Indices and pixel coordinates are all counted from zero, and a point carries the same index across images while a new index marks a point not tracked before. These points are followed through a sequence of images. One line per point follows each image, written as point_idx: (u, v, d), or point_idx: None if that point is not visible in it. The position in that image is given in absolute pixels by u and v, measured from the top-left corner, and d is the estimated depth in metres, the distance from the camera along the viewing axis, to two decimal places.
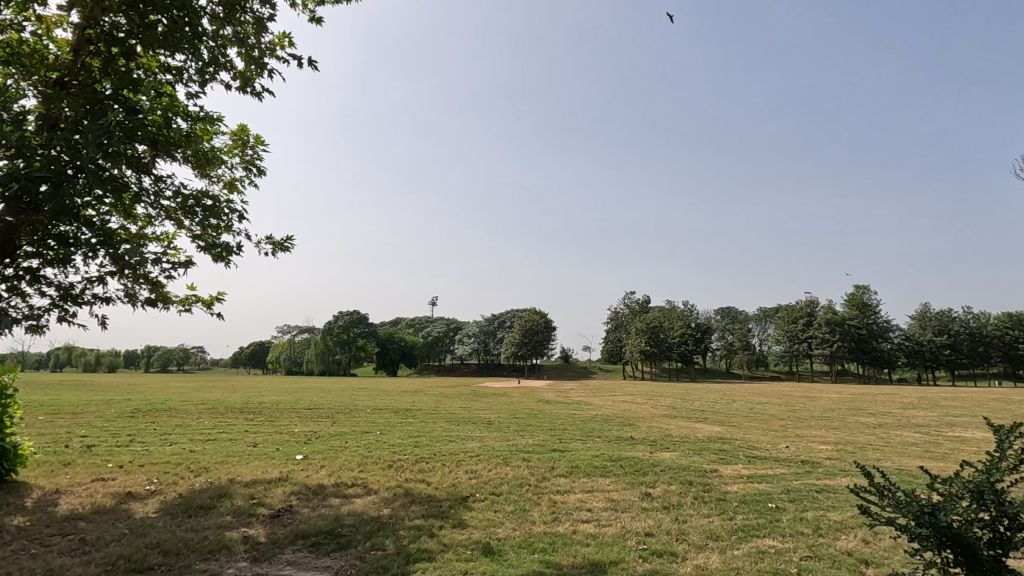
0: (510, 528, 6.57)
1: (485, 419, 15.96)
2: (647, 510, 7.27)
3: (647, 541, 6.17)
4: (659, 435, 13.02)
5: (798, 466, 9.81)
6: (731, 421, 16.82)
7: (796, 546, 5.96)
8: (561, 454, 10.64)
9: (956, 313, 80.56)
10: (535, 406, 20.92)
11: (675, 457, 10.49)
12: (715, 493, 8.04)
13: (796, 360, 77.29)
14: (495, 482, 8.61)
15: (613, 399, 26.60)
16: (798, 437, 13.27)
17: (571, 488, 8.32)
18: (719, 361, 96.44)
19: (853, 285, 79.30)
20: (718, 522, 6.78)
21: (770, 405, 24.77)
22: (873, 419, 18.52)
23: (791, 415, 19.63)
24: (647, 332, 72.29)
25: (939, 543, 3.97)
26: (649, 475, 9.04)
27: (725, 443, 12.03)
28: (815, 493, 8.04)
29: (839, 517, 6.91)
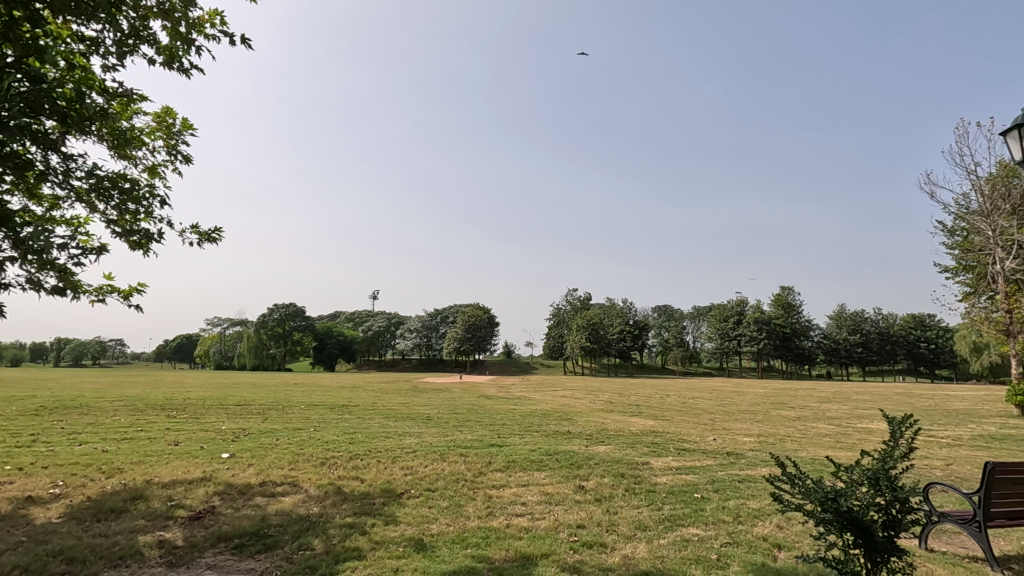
0: (444, 524, 6.55)
1: (424, 414, 15.81)
2: (579, 503, 7.44)
3: (578, 533, 6.31)
4: (595, 429, 13.33)
5: (723, 457, 10.31)
6: (663, 415, 17.49)
7: (717, 533, 6.26)
8: (499, 449, 10.70)
9: (869, 314, 86.92)
10: (475, 402, 20.91)
11: (610, 451, 10.78)
12: (645, 485, 8.33)
13: (725, 357, 81.28)
14: (430, 478, 8.56)
15: (552, 395, 26.99)
16: (725, 430, 13.96)
17: (507, 483, 8.40)
18: (656, 358, 100.00)
19: (779, 286, 84.07)
20: (646, 513, 7.02)
21: (701, 400, 25.87)
22: (792, 413, 19.71)
23: (720, 409, 20.61)
24: (588, 328, 73.80)
25: (841, 526, 4.27)
26: (583, 468, 9.25)
27: (657, 436, 12.45)
28: (736, 483, 8.49)
29: (757, 505, 7.33)
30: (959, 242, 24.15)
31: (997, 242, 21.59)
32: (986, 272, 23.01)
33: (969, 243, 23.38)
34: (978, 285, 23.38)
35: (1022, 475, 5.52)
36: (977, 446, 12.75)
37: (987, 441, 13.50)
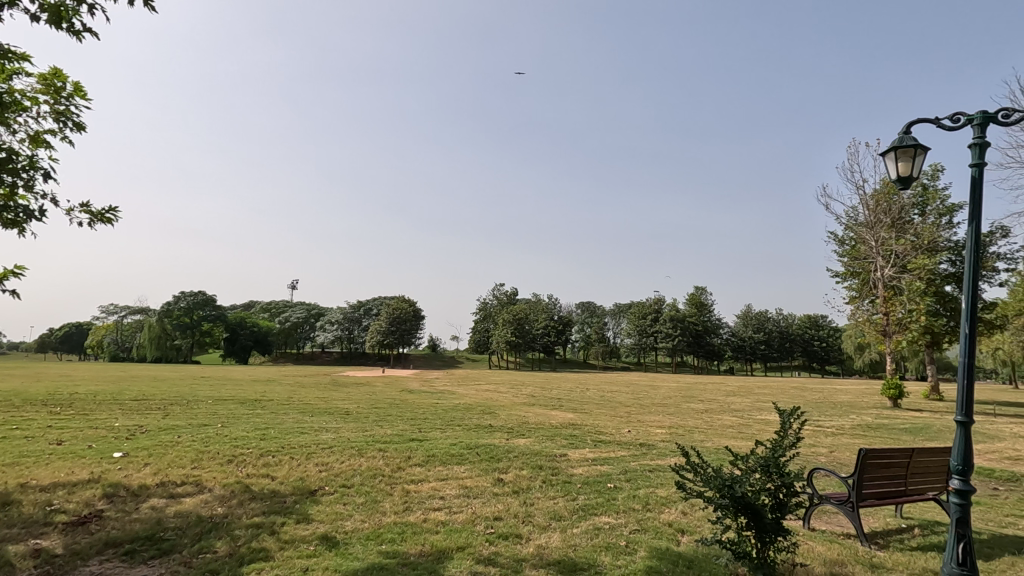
0: (359, 520, 6.40)
1: (343, 409, 15.36)
2: (498, 495, 7.52)
3: (495, 525, 6.38)
4: (516, 423, 13.52)
5: (636, 448, 10.80)
6: (583, 408, 18.06)
7: (627, 521, 6.55)
8: (419, 443, 10.60)
9: (771, 313, 93.98)
10: (397, 396, 20.57)
11: (530, 444, 10.98)
12: (561, 476, 8.57)
13: (643, 353, 84.98)
14: (347, 474, 8.32)
15: (476, 389, 27.07)
16: (639, 422, 14.64)
17: (426, 477, 8.34)
18: (578, 353, 102.82)
19: (694, 287, 88.96)
20: (562, 503, 7.22)
21: (618, 394, 26.91)
22: (700, 405, 20.99)
23: (635, 402, 21.57)
24: (513, 323, 74.70)
25: (736, 511, 4.60)
26: (503, 461, 9.37)
27: (576, 429, 12.83)
28: (647, 472, 8.94)
29: (664, 493, 7.75)
30: (848, 249, 26.66)
31: (879, 252, 24.03)
32: (869, 278, 25.57)
33: (855, 252, 25.84)
34: (862, 290, 25.92)
35: (889, 459, 6.19)
36: (856, 434, 14.18)
37: (863, 431, 15.02)
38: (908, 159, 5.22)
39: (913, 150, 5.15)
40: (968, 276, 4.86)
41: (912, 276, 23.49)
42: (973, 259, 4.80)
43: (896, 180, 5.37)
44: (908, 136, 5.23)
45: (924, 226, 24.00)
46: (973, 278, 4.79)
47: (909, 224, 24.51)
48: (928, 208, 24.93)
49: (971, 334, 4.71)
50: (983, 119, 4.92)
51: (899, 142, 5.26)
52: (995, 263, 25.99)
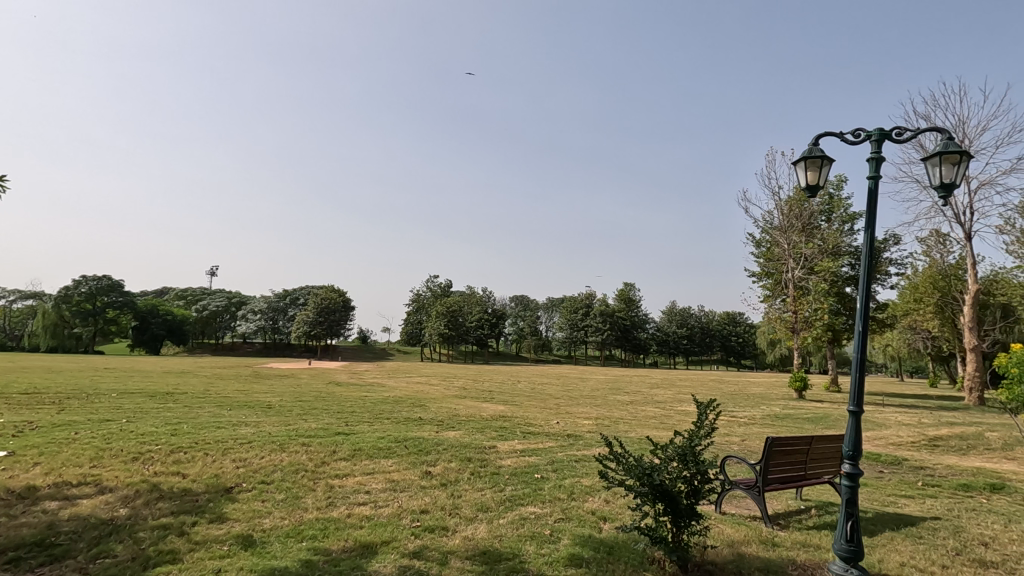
0: (278, 518, 6.16)
1: (265, 402, 14.68)
2: (425, 488, 7.47)
3: (421, 518, 6.33)
4: (446, 415, 13.46)
5: (564, 439, 11.06)
6: (513, 400, 18.24)
7: (552, 510, 6.70)
8: (345, 437, 10.32)
9: (694, 310, 98.70)
10: (323, 389, 19.90)
11: (459, 436, 10.96)
12: (490, 468, 8.63)
13: (574, 346, 86.88)
14: (266, 469, 7.98)
15: (407, 381, 26.67)
16: (567, 414, 14.99)
17: (351, 471, 8.14)
18: (511, 345, 103.66)
19: (624, 283, 91.84)
20: (489, 495, 7.28)
21: (548, 386, 27.45)
22: (626, 397, 21.79)
23: (564, 394, 22.05)
24: (446, 316, 74.23)
25: (654, 498, 4.82)
26: (431, 454, 9.30)
27: (506, 421, 12.96)
28: (573, 462, 9.18)
29: (589, 482, 8.00)
30: (764, 251, 28.47)
31: (791, 254, 25.97)
32: (781, 279, 27.41)
33: (770, 254, 27.61)
34: (774, 289, 27.77)
35: (791, 446, 6.69)
36: (765, 424, 15.22)
37: (771, 420, 16.14)
38: (816, 169, 5.62)
39: (820, 160, 5.54)
40: (862, 280, 5.30)
41: (818, 277, 25.46)
42: (867, 265, 5.24)
43: (804, 188, 5.77)
44: (817, 147, 5.62)
45: (830, 231, 26.03)
46: (867, 282, 5.22)
47: (817, 229, 26.47)
48: (834, 216, 26.97)
49: (862, 332, 5.16)
50: (879, 136, 5.36)
51: (808, 152, 5.65)
52: (888, 267, 28.62)
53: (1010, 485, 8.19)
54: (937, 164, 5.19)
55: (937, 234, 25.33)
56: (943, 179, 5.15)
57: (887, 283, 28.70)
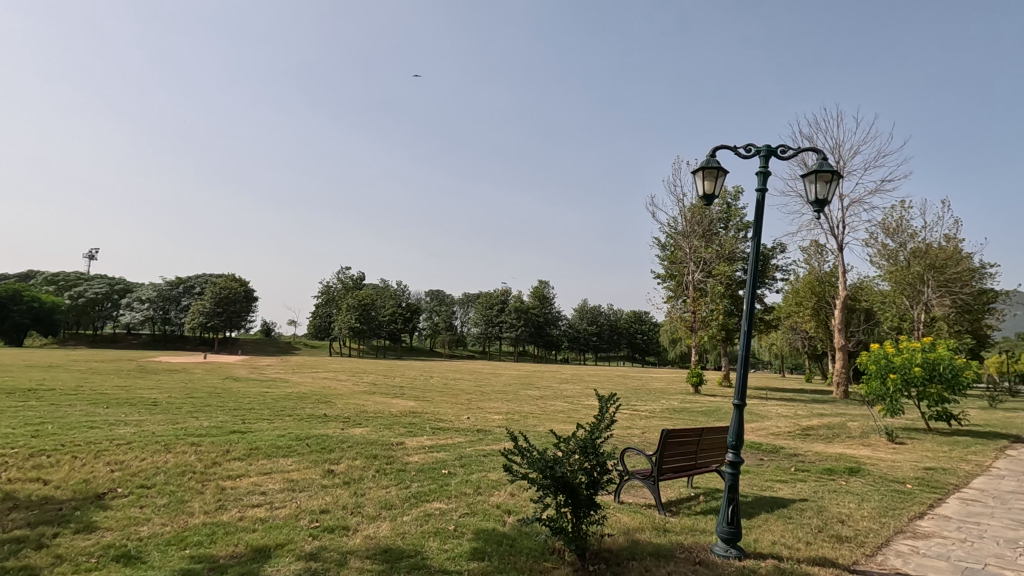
0: (159, 524, 5.68)
1: (149, 399, 13.46)
2: (326, 487, 7.19)
3: (320, 519, 6.09)
4: (353, 412, 13.06)
5: (473, 434, 11.11)
6: (424, 396, 18.03)
7: (457, 506, 6.70)
8: (242, 436, 9.69)
9: (604, 308, 102.86)
10: (219, 384, 18.60)
11: (365, 433, 10.68)
12: (396, 464, 8.47)
13: (488, 342, 87.50)
14: (147, 472, 7.32)
15: (312, 376, 25.57)
16: (478, 409, 15.06)
17: (245, 472, 7.66)
18: (425, 341, 102.54)
19: (539, 280, 93.85)
20: (394, 492, 7.15)
21: (461, 381, 27.44)
22: (535, 392, 22.26)
23: (476, 390, 22.13)
24: (358, 309, 72.11)
25: (556, 490, 4.95)
26: (335, 452, 8.97)
27: (415, 416, 12.79)
28: (481, 457, 9.25)
29: (494, 476, 8.10)
30: (668, 254, 30.16)
31: (691, 258, 27.77)
32: (682, 281, 29.17)
33: (673, 256, 29.29)
34: (676, 291, 29.52)
35: (684, 438, 7.15)
36: (662, 417, 16.17)
37: (669, 414, 17.16)
38: (712, 179, 6.01)
39: (715, 171, 5.94)
40: (749, 285, 5.73)
41: (715, 280, 27.44)
42: (753, 271, 5.67)
43: (701, 196, 6.15)
44: (713, 159, 6.02)
45: (727, 239, 28.15)
46: (752, 288, 5.66)
47: (715, 235, 28.47)
48: (730, 224, 29.12)
49: (747, 332, 5.59)
50: (767, 152, 5.84)
51: (706, 163, 6.03)
52: (774, 273, 31.37)
53: (865, 469, 9.28)
54: (813, 181, 5.73)
55: (816, 245, 28.10)
56: (817, 195, 5.70)
57: (773, 287, 31.45)
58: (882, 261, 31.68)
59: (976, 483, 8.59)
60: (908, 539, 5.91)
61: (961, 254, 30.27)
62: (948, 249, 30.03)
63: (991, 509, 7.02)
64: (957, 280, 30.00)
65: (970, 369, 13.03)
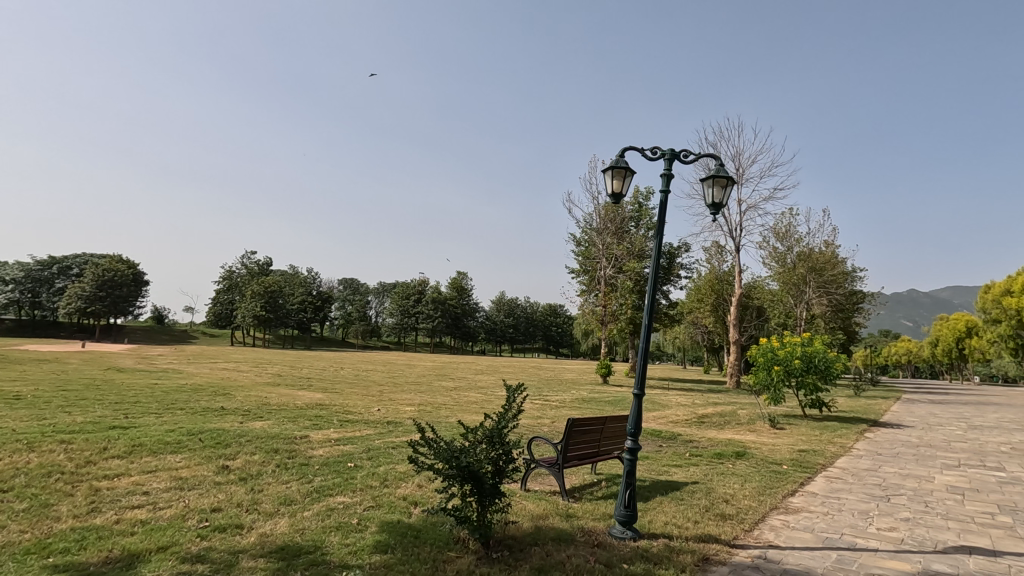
0: (17, 531, 5.08)
1: (11, 393, 11.96)
2: (219, 485, 6.76)
3: (210, 518, 5.72)
4: (254, 404, 12.36)
5: (383, 426, 10.90)
6: (332, 388, 17.43)
7: (362, 499, 6.55)
8: (123, 432, 8.88)
9: (521, 301, 104.30)
10: (98, 376, 16.88)
11: (267, 426, 10.15)
12: (299, 459, 8.12)
13: (404, 332, 86.09)
14: (3, 474, 6.51)
15: (210, 367, 23.88)
16: (389, 401, 14.80)
17: (126, 471, 7.02)
18: (337, 331, 99.04)
19: (457, 271, 93.43)
20: (294, 487, 6.86)
21: (372, 372, 26.79)
22: (449, 383, 22.18)
23: (388, 381, 21.71)
24: (264, 296, 68.25)
25: (462, 480, 4.96)
26: (232, 447, 8.46)
27: (322, 409, 12.34)
28: (389, 450, 9.10)
29: (402, 468, 8.01)
30: (582, 249, 31.01)
31: (604, 254, 29.02)
32: (595, 276, 30.19)
33: (587, 252, 30.21)
34: (588, 285, 30.47)
35: (588, 427, 7.43)
36: (571, 407, 16.71)
37: (578, 404, 17.77)
38: (620, 178, 6.25)
39: (624, 171, 6.18)
40: (651, 281, 6.00)
41: (625, 276, 28.71)
42: (655, 267, 5.94)
43: (610, 194, 6.37)
44: (621, 159, 6.25)
45: (637, 237, 29.44)
46: (654, 285, 5.93)
47: (626, 234, 29.69)
48: (640, 223, 30.35)
49: (647, 327, 5.88)
50: (671, 156, 6.16)
51: (615, 162, 6.25)
52: (679, 271, 33.32)
53: (749, 452, 10.14)
54: (710, 185, 6.11)
55: (717, 246, 30.17)
56: (714, 199, 6.10)
57: (677, 284, 33.42)
58: (772, 263, 34.61)
59: (840, 462, 9.66)
60: (781, 515, 6.54)
61: (837, 258, 33.74)
62: (827, 253, 33.42)
63: (850, 485, 7.94)
64: (833, 282, 33.40)
65: (839, 361, 14.56)
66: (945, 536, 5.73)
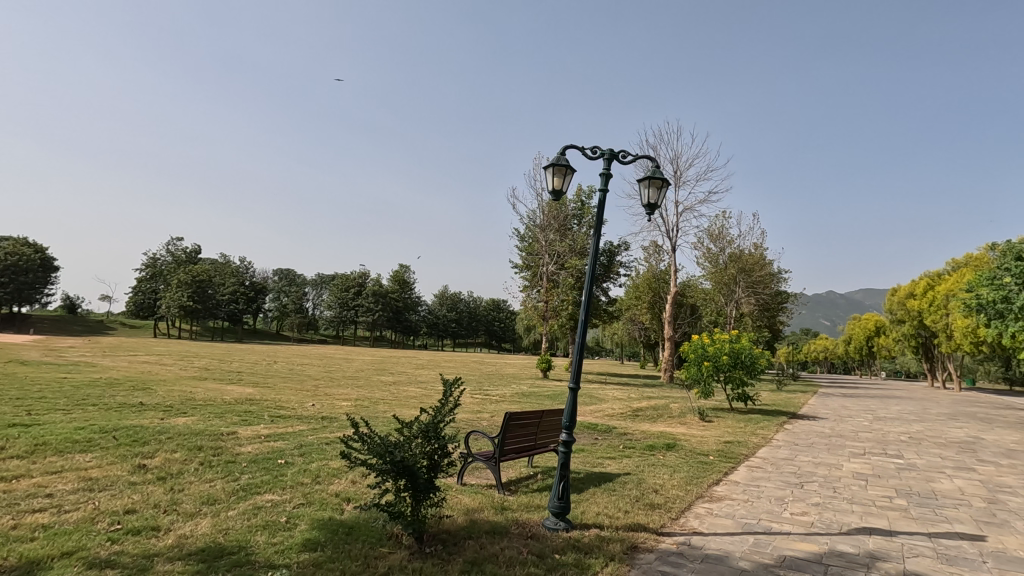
0: None
1: None
2: (133, 485, 6.34)
3: (123, 520, 5.37)
4: (177, 399, 11.68)
5: (317, 422, 10.58)
6: (264, 382, 16.74)
7: (291, 497, 6.33)
8: (24, 430, 8.16)
9: (464, 295, 103.83)
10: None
11: (191, 422, 9.62)
12: (225, 456, 7.76)
13: (342, 325, 83.85)
14: None
15: (128, 361, 22.35)
16: (325, 395, 14.38)
17: (27, 472, 6.46)
18: (271, 323, 95.20)
19: (400, 264, 91.86)
20: (219, 486, 6.55)
21: (308, 366, 25.98)
22: (389, 378, 21.82)
23: (324, 375, 21.06)
24: (192, 286, 64.54)
25: (396, 475, 4.89)
26: (150, 445, 7.97)
27: (253, 404, 11.84)
28: (322, 446, 8.83)
29: (336, 464, 7.80)
30: (526, 245, 31.22)
31: (547, 250, 29.36)
32: (537, 272, 30.50)
33: (530, 248, 30.44)
34: (531, 280, 30.75)
35: (525, 420, 7.51)
36: (511, 402, 16.80)
37: (518, 398, 17.92)
38: (560, 175, 6.33)
39: (564, 168, 6.26)
40: (588, 277, 6.09)
41: (567, 273, 29.21)
42: (593, 264, 6.04)
43: (551, 191, 6.45)
44: (562, 157, 6.33)
45: (579, 235, 29.90)
46: (591, 281, 6.04)
47: (569, 231, 30.15)
48: (583, 221, 30.75)
49: (584, 324, 5.98)
50: (610, 155, 6.30)
51: (556, 160, 6.32)
52: (619, 268, 34.20)
53: (678, 444, 10.58)
54: (646, 186, 6.30)
55: (654, 246, 31.20)
56: (650, 200, 6.30)
57: (617, 281, 34.31)
58: (706, 263, 36.16)
59: (760, 452, 10.26)
60: (706, 503, 6.87)
61: (765, 260, 35.62)
62: (756, 255, 35.23)
63: (768, 474, 8.45)
64: (761, 282, 35.23)
65: (763, 357, 15.48)
66: (849, 518, 6.20)
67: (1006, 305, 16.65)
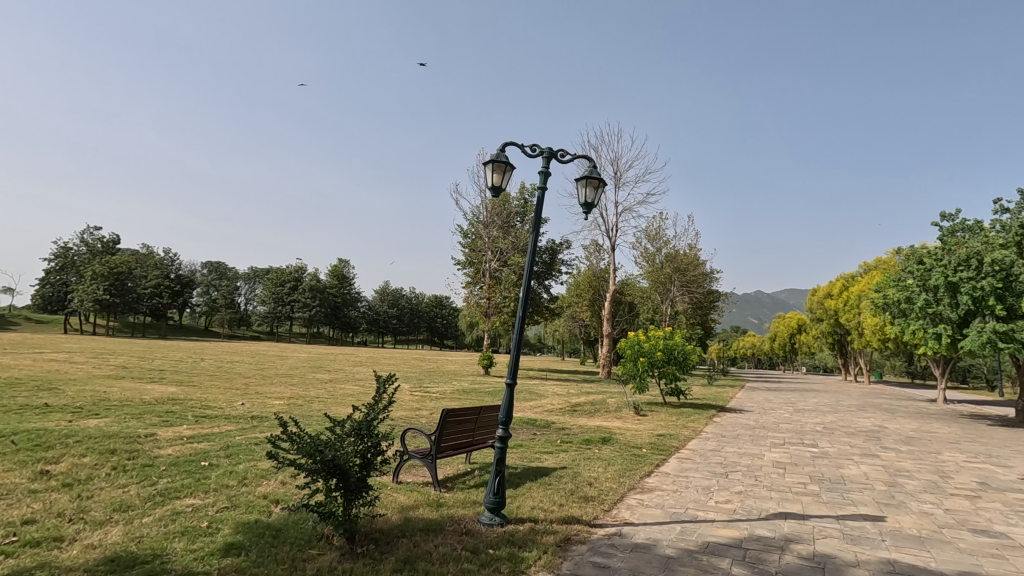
0: None
1: None
2: (34, 493, 5.84)
3: (20, 532, 4.94)
4: (90, 400, 10.83)
5: (246, 422, 10.10)
6: (188, 381, 15.80)
7: (215, 500, 6.04)
8: None
9: (406, 291, 102.05)
10: None
11: (104, 425, 8.96)
12: (141, 459, 7.27)
13: (277, 322, 80.48)
14: None
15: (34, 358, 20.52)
16: (255, 394, 13.74)
17: None
18: (199, 318, 90.19)
19: (339, 259, 89.27)
20: (133, 491, 6.13)
21: (239, 364, 24.80)
22: (325, 375, 21.15)
23: (256, 374, 20.16)
24: (108, 279, 60.04)
25: (327, 474, 4.75)
26: (55, 450, 7.35)
27: (175, 404, 11.17)
28: (251, 446, 8.43)
29: (265, 465, 7.50)
30: (469, 241, 31.06)
31: (490, 247, 29.32)
32: (480, 268, 30.35)
33: (473, 244, 30.27)
34: (474, 277, 30.59)
35: (463, 416, 7.50)
36: (451, 399, 16.69)
37: (458, 395, 17.80)
38: (499, 172, 6.34)
39: (503, 165, 6.28)
40: (527, 272, 6.09)
41: (509, 269, 29.44)
42: (531, 260, 6.06)
43: (489, 187, 6.44)
44: (502, 154, 6.34)
45: (522, 232, 30.14)
46: (529, 276, 6.06)
47: (512, 228, 30.27)
48: (525, 218, 31.03)
49: (522, 320, 6.01)
50: (549, 154, 6.37)
51: (496, 156, 6.33)
52: (561, 266, 34.68)
53: (614, 438, 10.86)
54: (583, 185, 6.42)
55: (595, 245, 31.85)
56: (587, 199, 6.41)
57: (559, 279, 34.78)
58: (643, 262, 37.29)
59: (690, 445, 10.71)
60: (637, 493, 7.11)
61: (698, 260, 37.07)
62: (690, 256, 36.58)
63: (696, 465, 8.85)
64: (694, 281, 36.67)
65: (695, 353, 16.12)
66: (767, 504, 6.59)
67: (909, 305, 18.04)
